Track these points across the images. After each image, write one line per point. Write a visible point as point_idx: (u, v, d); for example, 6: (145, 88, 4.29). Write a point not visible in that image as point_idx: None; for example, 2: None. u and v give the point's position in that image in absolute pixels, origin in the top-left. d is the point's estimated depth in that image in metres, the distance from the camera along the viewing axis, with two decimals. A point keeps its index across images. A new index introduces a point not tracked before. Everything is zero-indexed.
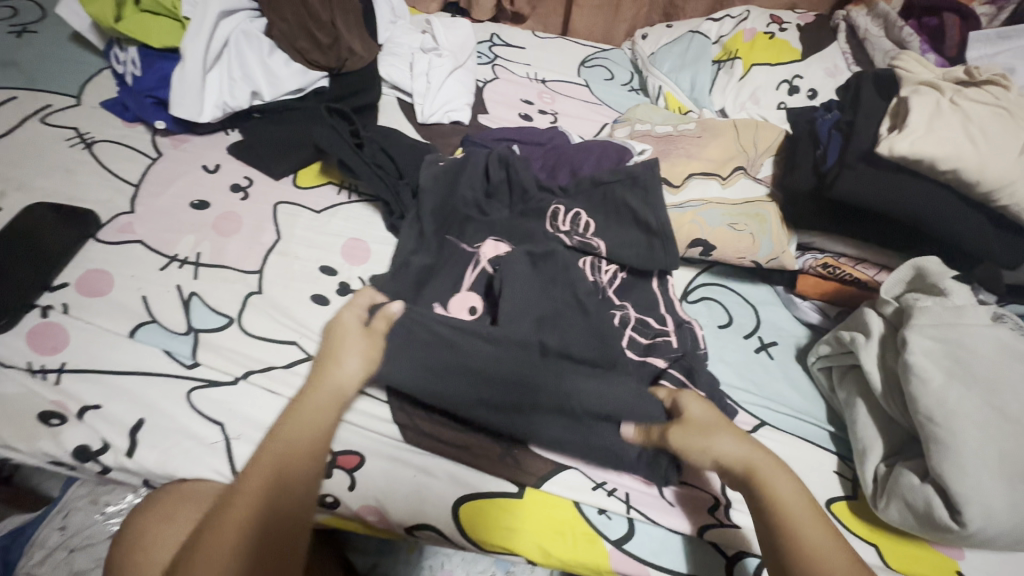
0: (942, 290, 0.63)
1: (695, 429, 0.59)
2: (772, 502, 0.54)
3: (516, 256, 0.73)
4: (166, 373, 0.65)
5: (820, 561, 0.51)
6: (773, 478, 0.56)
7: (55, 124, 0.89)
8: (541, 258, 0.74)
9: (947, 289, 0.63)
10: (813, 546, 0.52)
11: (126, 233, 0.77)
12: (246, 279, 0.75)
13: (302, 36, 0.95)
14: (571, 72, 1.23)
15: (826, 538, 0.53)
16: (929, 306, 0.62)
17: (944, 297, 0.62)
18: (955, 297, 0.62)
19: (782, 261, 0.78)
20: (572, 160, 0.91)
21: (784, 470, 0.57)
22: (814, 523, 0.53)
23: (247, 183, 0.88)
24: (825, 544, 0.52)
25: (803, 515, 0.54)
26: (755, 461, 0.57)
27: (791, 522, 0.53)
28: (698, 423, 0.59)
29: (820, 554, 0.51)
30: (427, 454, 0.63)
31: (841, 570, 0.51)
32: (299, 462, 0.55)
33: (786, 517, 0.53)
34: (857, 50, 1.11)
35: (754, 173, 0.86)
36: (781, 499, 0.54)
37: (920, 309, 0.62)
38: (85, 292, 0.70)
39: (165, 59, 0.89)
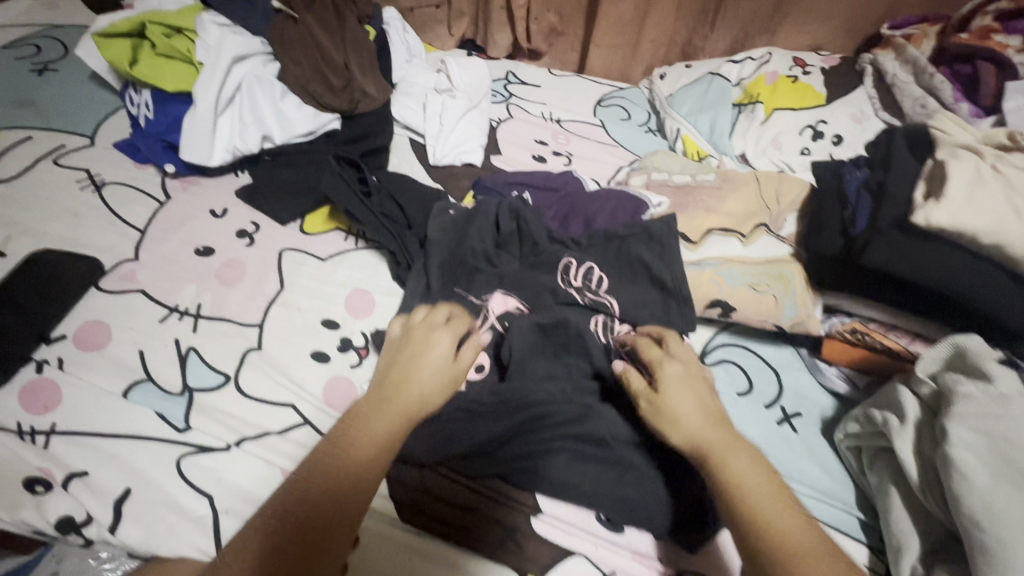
0: (987, 374, 0.57)
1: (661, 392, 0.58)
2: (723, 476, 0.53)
3: (523, 326, 0.68)
4: (157, 437, 0.62)
5: (778, 531, 0.49)
6: (733, 460, 0.54)
7: (66, 164, 0.89)
8: (551, 327, 0.68)
9: (993, 375, 0.57)
10: (768, 521, 0.50)
11: (129, 282, 0.75)
12: (246, 333, 0.73)
13: (314, 78, 0.93)
14: (586, 112, 1.21)
15: (785, 516, 0.50)
16: (970, 393, 0.57)
17: (989, 383, 0.57)
18: (1001, 383, 0.56)
19: (807, 326, 0.73)
20: (586, 209, 0.88)
21: (742, 448, 0.55)
22: (768, 496, 0.51)
23: (254, 229, 0.86)
24: (774, 515, 0.50)
25: (761, 491, 0.51)
26: (715, 440, 0.55)
27: (746, 489, 0.51)
28: (675, 387, 0.58)
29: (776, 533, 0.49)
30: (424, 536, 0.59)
31: (797, 540, 0.48)
32: (362, 457, 0.53)
33: (739, 491, 0.51)
34: (884, 95, 1.07)
35: (777, 230, 0.81)
36: (733, 473, 0.52)
37: (960, 397, 0.57)
38: (82, 346, 0.68)
39: (176, 102, 0.89)
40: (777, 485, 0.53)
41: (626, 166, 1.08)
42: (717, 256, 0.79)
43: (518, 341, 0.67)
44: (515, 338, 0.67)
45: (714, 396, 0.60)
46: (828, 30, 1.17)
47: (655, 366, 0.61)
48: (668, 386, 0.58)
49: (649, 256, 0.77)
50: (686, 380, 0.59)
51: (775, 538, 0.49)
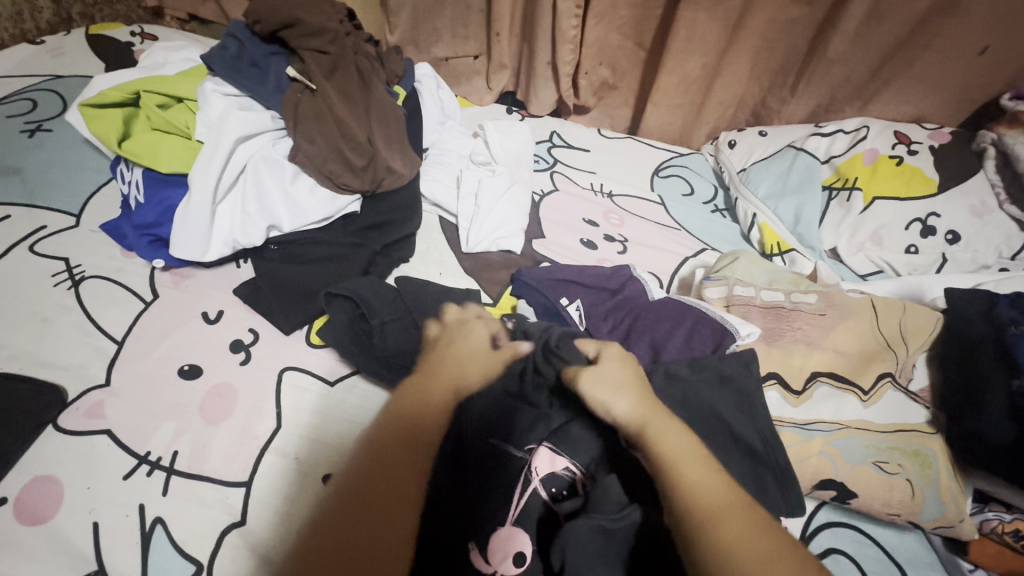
0: None
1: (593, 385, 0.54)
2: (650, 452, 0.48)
3: (581, 527, 0.50)
4: None
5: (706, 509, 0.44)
6: (665, 433, 0.49)
7: (44, 251, 0.77)
8: (617, 532, 0.50)
9: None
10: (687, 484, 0.45)
11: (94, 418, 0.62)
12: (228, 497, 0.58)
13: (333, 157, 0.79)
14: (642, 184, 1.05)
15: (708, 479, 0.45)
16: None
17: None
18: None
19: (956, 529, 0.56)
20: (654, 330, 0.70)
21: (679, 424, 0.50)
22: (700, 469, 0.46)
23: (251, 339, 0.72)
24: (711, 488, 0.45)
25: (687, 459, 0.47)
26: (637, 414, 0.51)
27: (673, 461, 0.47)
28: (603, 385, 0.53)
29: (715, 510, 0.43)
30: None
31: (731, 516, 0.43)
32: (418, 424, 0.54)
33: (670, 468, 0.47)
34: (1012, 185, 0.88)
35: (905, 382, 0.63)
36: (667, 450, 0.48)
37: None
38: (22, 516, 0.54)
39: (170, 185, 0.76)
40: (700, 456, 0.48)
41: (693, 258, 0.91)
42: (826, 418, 0.61)
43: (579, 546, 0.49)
44: (572, 539, 0.50)
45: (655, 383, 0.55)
46: (936, 100, 0.99)
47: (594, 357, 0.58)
48: (589, 379, 0.54)
49: (750, 425, 0.56)
50: (620, 381, 0.54)
51: (696, 511, 0.44)
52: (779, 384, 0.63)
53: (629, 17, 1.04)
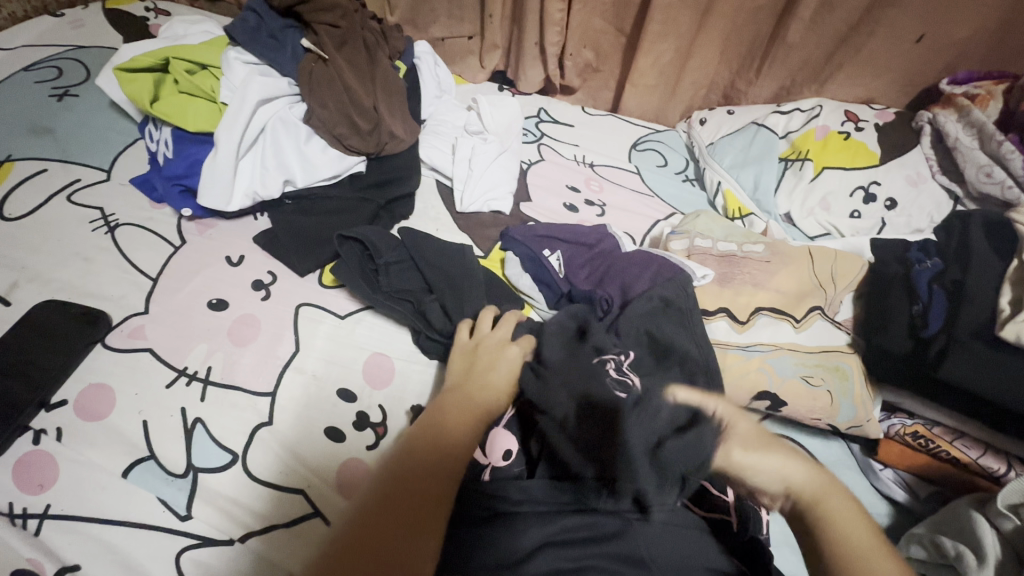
0: (980, 545, 0.55)
1: (751, 462, 0.52)
2: (827, 527, 0.47)
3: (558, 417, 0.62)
4: (157, 525, 0.58)
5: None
6: (833, 501, 0.49)
7: (80, 201, 0.85)
8: None
9: (985, 546, 0.54)
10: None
11: (137, 339, 0.71)
12: (257, 404, 0.68)
13: (342, 122, 0.89)
14: (620, 156, 1.16)
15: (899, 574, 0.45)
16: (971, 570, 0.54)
17: (982, 561, 0.54)
18: (991, 549, 0.54)
19: (863, 429, 0.68)
20: (623, 275, 0.82)
21: (845, 494, 0.50)
22: (873, 551, 0.45)
23: (270, 280, 0.81)
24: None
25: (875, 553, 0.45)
26: (810, 484, 0.50)
27: (858, 555, 0.45)
28: (754, 445, 0.53)
29: None
30: None
31: None
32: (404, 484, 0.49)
33: (858, 558, 0.45)
34: (943, 158, 1.00)
35: (832, 314, 0.75)
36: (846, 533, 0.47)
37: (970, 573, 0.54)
38: (82, 414, 0.64)
39: (197, 143, 0.85)
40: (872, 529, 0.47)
41: (663, 221, 1.01)
42: (766, 342, 0.73)
43: (546, 433, 0.59)
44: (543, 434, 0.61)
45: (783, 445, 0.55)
46: (883, 84, 1.10)
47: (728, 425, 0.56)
48: (732, 447, 0.53)
49: (690, 339, 0.70)
50: (753, 440, 0.54)
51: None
52: (728, 315, 0.75)
53: (610, 4, 1.14)
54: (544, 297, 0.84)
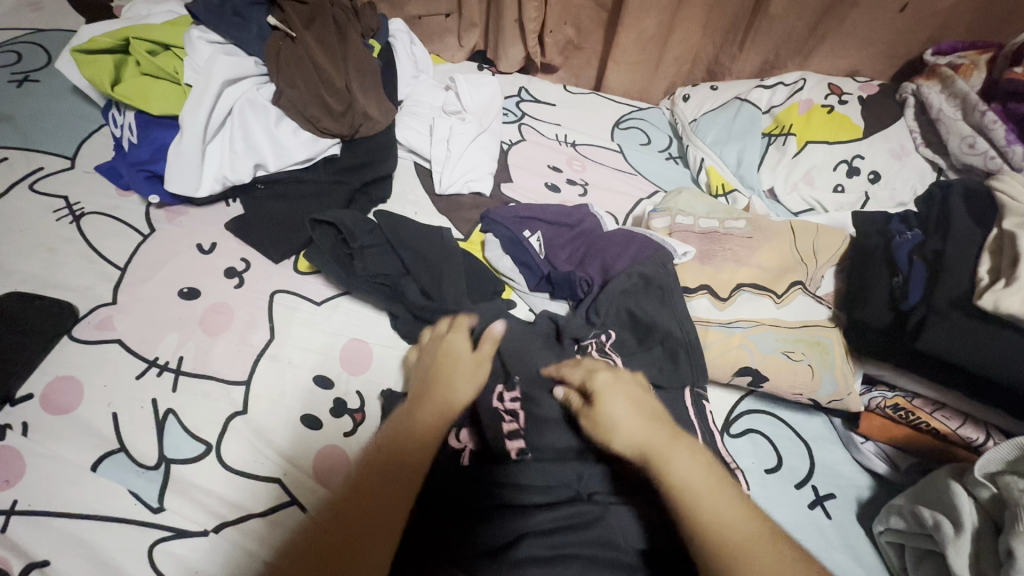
0: (957, 516, 0.55)
1: (603, 415, 0.55)
2: (661, 479, 0.51)
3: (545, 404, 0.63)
4: (128, 519, 0.56)
5: (724, 534, 0.47)
6: (682, 465, 0.51)
7: (43, 190, 0.82)
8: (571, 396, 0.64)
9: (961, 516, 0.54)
10: (715, 513, 0.48)
11: (104, 330, 0.69)
12: (231, 393, 0.66)
13: (313, 102, 0.86)
14: (603, 135, 1.14)
15: (731, 508, 0.48)
16: (949, 540, 0.54)
17: (959, 531, 0.54)
18: (967, 518, 0.54)
19: (845, 402, 0.67)
20: (603, 256, 0.81)
21: (689, 445, 0.53)
22: (705, 488, 0.49)
23: (243, 267, 0.79)
24: (728, 512, 0.48)
25: (703, 486, 0.49)
26: (649, 441, 0.52)
27: (690, 490, 0.49)
28: (602, 413, 0.55)
29: (722, 526, 0.47)
30: None
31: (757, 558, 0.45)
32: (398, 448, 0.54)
33: (687, 497, 0.49)
34: (926, 130, 0.99)
35: (814, 289, 0.75)
36: (681, 480, 0.50)
37: (946, 543, 0.54)
38: (49, 409, 0.62)
39: (163, 127, 0.82)
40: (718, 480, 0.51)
41: (646, 199, 1.00)
42: (747, 318, 0.73)
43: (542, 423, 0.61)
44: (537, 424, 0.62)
45: (648, 398, 0.58)
46: (867, 56, 1.09)
47: (588, 378, 0.59)
48: (600, 407, 0.56)
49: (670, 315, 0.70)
50: (629, 396, 0.56)
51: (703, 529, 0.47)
52: (709, 292, 0.74)
53: None
54: (525, 278, 0.83)
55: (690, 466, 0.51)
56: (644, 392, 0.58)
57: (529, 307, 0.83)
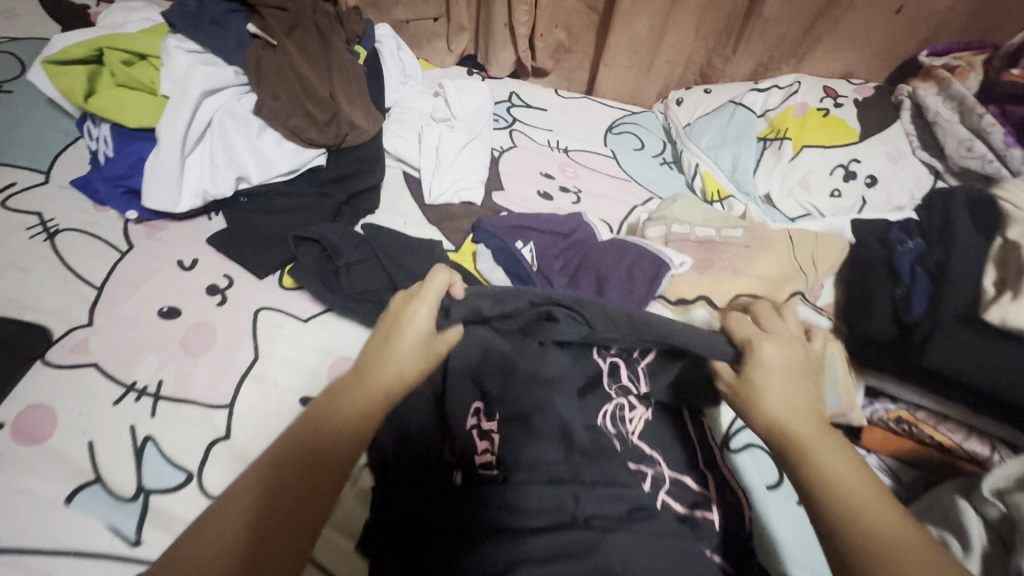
0: (966, 537, 0.53)
1: (762, 381, 0.52)
2: (816, 474, 0.46)
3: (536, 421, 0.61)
4: (105, 555, 0.54)
5: (868, 513, 0.43)
6: (829, 456, 0.47)
7: (16, 206, 0.79)
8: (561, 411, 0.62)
9: (970, 536, 0.53)
10: (865, 510, 0.43)
11: (80, 354, 0.66)
12: (213, 418, 0.64)
13: (296, 112, 0.83)
14: (596, 140, 1.12)
15: (868, 491, 0.45)
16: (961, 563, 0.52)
17: (969, 554, 0.52)
18: (975, 539, 0.53)
19: (849, 417, 0.65)
20: (598, 268, 0.79)
21: (838, 440, 0.49)
22: (867, 492, 0.45)
23: (226, 284, 0.77)
24: (865, 492, 0.45)
25: (857, 480, 0.45)
26: (801, 425, 0.49)
27: (843, 489, 0.45)
28: (768, 375, 0.52)
29: (887, 530, 0.42)
30: None
31: (906, 545, 0.41)
32: (342, 427, 0.49)
33: (840, 493, 0.45)
34: (923, 133, 0.97)
35: (814, 299, 0.73)
36: (833, 474, 0.46)
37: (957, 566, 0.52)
38: (21, 439, 0.59)
39: (140, 140, 0.79)
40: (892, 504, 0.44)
41: (640, 206, 0.98)
42: None
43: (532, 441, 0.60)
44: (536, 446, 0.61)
45: (808, 371, 0.54)
46: (861, 58, 1.08)
47: (751, 343, 0.54)
48: (763, 375, 0.52)
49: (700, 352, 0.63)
50: (789, 366, 0.52)
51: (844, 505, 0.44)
52: (706, 303, 0.73)
53: None
54: (518, 291, 0.81)
55: (846, 463, 0.47)
56: (803, 365, 0.54)
57: None
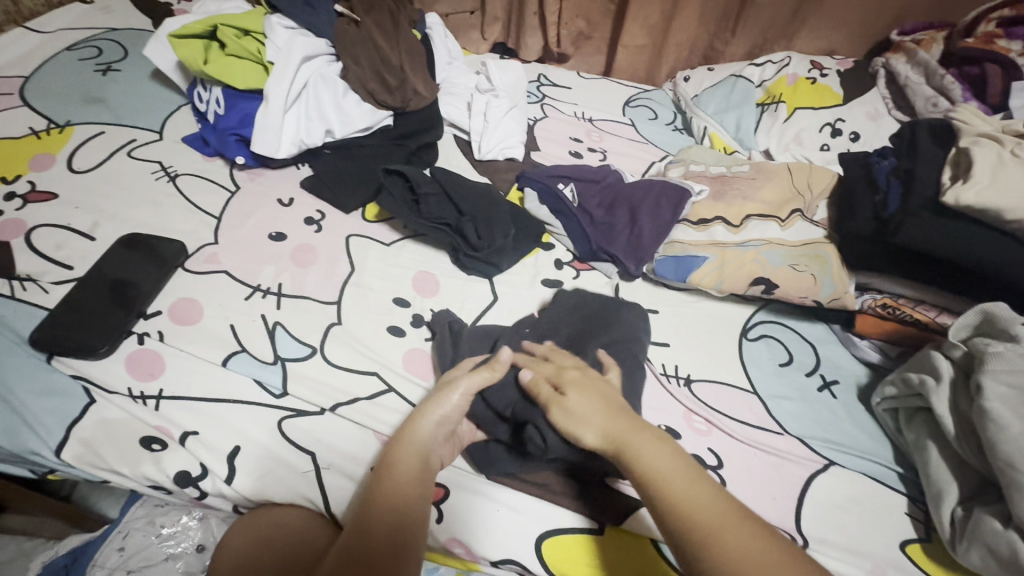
0: (937, 372, 0.68)
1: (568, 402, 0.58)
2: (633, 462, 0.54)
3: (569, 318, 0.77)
4: (257, 401, 0.67)
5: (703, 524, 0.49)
6: (670, 473, 0.53)
7: (140, 156, 0.94)
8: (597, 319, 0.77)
9: (942, 372, 0.67)
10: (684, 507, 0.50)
11: (212, 263, 0.81)
12: (326, 310, 0.78)
13: (372, 78, 1.00)
14: (616, 112, 1.28)
15: (701, 491, 0.51)
16: (933, 388, 0.67)
17: (938, 380, 0.67)
18: (943, 372, 0.67)
19: (843, 302, 0.80)
20: (630, 200, 0.93)
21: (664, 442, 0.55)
22: (721, 522, 0.49)
23: (320, 217, 0.91)
24: (706, 505, 0.50)
25: (703, 507, 0.50)
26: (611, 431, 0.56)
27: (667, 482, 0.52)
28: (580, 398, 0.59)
29: (714, 528, 0.49)
30: (534, 500, 0.64)
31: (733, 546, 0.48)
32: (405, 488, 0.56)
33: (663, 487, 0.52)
34: (897, 96, 1.14)
35: (811, 215, 0.90)
36: (656, 469, 0.53)
37: (930, 391, 0.66)
38: (177, 321, 0.73)
39: (246, 99, 0.95)
40: (737, 513, 0.50)
41: (659, 162, 1.14)
42: (759, 239, 0.87)
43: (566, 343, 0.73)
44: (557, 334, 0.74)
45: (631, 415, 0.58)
46: (841, 36, 1.27)
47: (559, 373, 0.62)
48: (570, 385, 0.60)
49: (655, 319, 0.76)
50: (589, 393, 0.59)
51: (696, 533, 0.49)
52: (723, 221, 0.89)
53: None
54: (562, 223, 0.94)
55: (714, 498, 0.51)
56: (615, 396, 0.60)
57: (566, 247, 0.95)
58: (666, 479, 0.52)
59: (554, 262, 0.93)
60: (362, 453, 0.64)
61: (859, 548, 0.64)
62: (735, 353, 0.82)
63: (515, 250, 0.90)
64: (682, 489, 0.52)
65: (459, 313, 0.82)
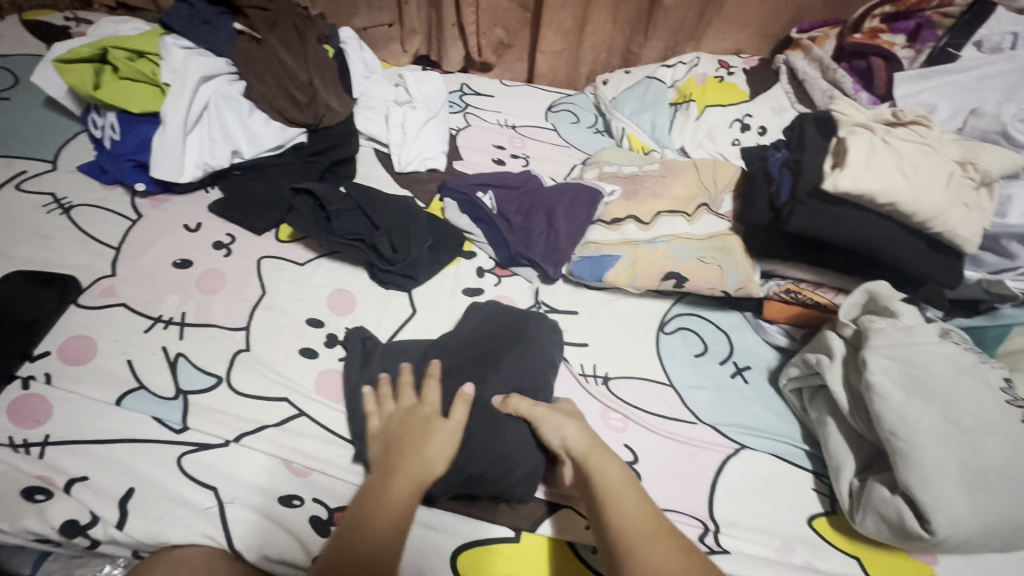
0: (830, 351, 0.71)
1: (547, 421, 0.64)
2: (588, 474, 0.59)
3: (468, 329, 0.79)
4: (154, 438, 0.64)
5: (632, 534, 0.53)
6: (618, 489, 0.57)
7: (31, 189, 0.89)
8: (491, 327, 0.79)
9: (833, 351, 0.71)
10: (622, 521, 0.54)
11: (109, 297, 0.77)
12: (234, 336, 0.76)
13: (280, 96, 0.98)
14: (539, 117, 1.30)
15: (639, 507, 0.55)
16: (827, 367, 0.70)
17: (831, 358, 0.70)
18: (835, 350, 0.71)
19: (748, 290, 0.83)
20: (547, 204, 0.95)
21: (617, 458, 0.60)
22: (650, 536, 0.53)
23: (229, 240, 0.88)
24: (639, 516, 0.54)
25: (641, 518, 0.54)
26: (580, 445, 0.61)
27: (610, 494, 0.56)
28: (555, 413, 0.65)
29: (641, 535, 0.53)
30: (450, 514, 0.63)
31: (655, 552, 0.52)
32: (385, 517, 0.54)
33: (607, 499, 0.56)
34: (799, 90, 1.21)
35: (717, 208, 0.92)
36: (605, 483, 0.57)
37: (824, 369, 0.70)
38: (69, 361, 0.69)
39: (145, 123, 0.91)
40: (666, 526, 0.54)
41: (579, 165, 1.16)
42: (668, 235, 0.89)
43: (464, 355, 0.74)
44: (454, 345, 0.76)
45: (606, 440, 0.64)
46: (745, 36, 1.33)
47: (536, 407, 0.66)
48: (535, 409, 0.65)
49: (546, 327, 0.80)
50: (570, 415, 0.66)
51: (623, 531, 0.53)
52: (634, 220, 0.92)
53: None
54: (482, 231, 0.94)
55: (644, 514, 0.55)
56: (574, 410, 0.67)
57: (488, 255, 0.95)
58: (612, 486, 0.57)
59: (475, 270, 0.93)
60: (269, 483, 0.63)
61: (768, 527, 0.66)
62: (650, 347, 0.84)
63: (433, 262, 0.89)
64: (628, 506, 0.55)
65: (376, 328, 0.81)
